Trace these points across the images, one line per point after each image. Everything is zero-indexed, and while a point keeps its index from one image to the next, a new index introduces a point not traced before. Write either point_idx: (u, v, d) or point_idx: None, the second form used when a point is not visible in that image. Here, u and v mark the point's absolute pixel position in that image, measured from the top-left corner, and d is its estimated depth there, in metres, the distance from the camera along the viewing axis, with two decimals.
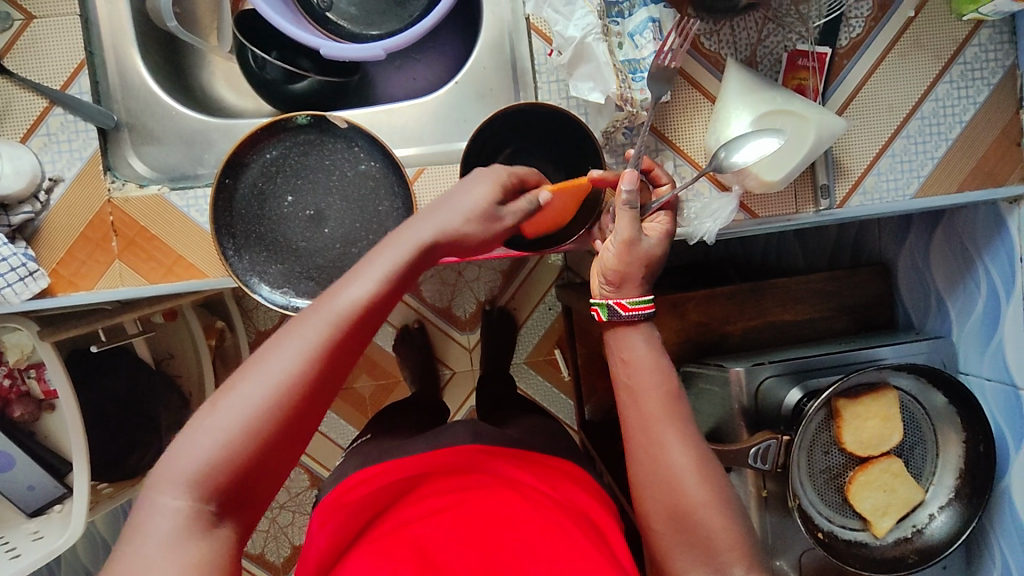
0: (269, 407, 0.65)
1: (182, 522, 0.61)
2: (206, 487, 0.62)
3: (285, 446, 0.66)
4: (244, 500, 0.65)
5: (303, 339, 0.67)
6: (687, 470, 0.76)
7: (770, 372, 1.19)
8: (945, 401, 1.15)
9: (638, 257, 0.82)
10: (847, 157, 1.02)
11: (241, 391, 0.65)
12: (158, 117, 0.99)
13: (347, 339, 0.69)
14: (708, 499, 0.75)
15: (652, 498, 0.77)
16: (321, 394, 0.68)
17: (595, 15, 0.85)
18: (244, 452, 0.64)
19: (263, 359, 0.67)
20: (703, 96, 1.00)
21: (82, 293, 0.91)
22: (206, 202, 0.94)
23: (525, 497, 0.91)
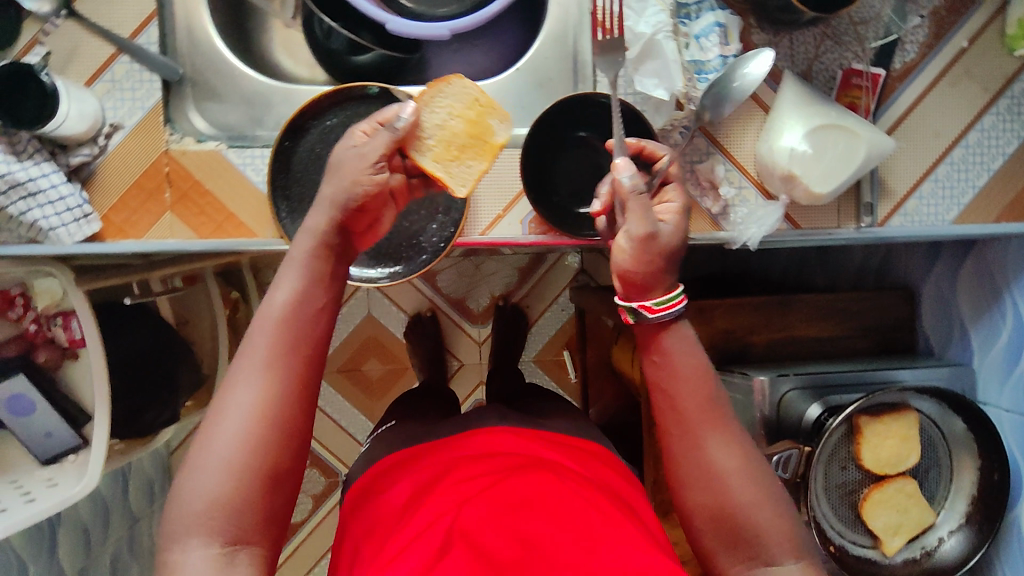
0: (249, 443, 0.68)
1: (206, 563, 0.65)
2: (215, 530, 0.66)
3: (275, 472, 0.69)
4: (261, 527, 0.68)
5: (258, 370, 0.69)
6: (732, 471, 0.75)
7: (792, 385, 1.21)
8: (964, 428, 1.17)
9: (659, 250, 0.76)
10: (891, 177, 1.03)
11: (215, 436, 0.68)
12: (223, 77, 1.00)
13: (296, 352, 0.71)
14: (756, 498, 0.75)
15: (694, 493, 0.77)
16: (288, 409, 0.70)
17: (666, 13, 0.88)
18: (237, 486, 0.67)
19: (228, 399, 0.69)
20: (757, 104, 1.00)
21: (130, 241, 0.91)
22: (262, 163, 0.94)
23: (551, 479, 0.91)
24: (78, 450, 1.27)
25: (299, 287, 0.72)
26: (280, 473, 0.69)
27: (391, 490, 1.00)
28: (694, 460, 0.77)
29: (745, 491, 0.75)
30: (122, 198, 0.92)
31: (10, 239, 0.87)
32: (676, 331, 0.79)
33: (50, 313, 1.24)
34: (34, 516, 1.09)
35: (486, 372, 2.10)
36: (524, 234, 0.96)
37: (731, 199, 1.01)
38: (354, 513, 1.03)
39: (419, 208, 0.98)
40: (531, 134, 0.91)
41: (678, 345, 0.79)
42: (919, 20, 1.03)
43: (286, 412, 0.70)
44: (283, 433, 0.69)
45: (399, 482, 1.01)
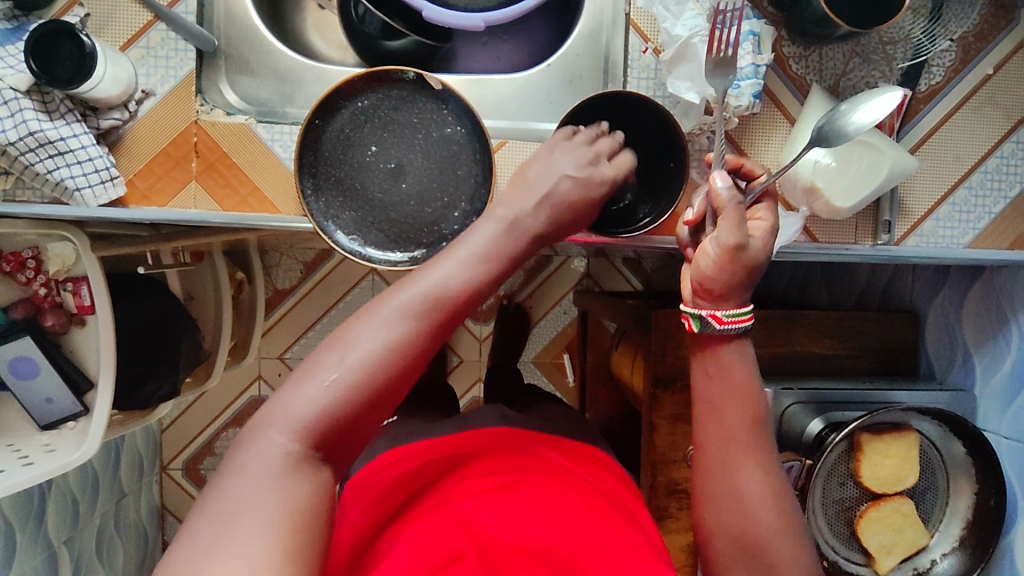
0: (362, 382, 0.68)
1: (285, 461, 0.65)
2: (310, 435, 0.66)
3: (368, 419, 0.70)
4: (343, 453, 0.69)
5: (396, 320, 0.71)
6: (761, 497, 0.77)
7: (794, 399, 1.22)
8: (963, 451, 1.17)
9: (742, 264, 0.79)
10: (910, 198, 1.04)
11: (336, 363, 0.69)
12: (257, 52, 1.02)
13: (436, 321, 0.72)
14: (780, 527, 0.77)
15: (718, 511, 0.78)
16: (409, 368, 0.72)
17: (703, 17, 0.89)
18: (343, 409, 0.68)
19: (362, 329, 0.71)
20: (783, 116, 1.01)
21: (154, 208, 0.91)
22: (290, 139, 0.95)
23: (557, 485, 0.91)
24: (77, 417, 1.26)
25: (465, 277, 0.75)
26: (375, 414, 0.70)
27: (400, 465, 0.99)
28: (726, 478, 0.78)
29: (769, 516, 0.77)
30: (148, 165, 0.92)
31: (35, 196, 0.89)
32: (729, 350, 0.81)
33: (60, 278, 1.23)
34: (34, 478, 1.09)
35: (485, 369, 2.10)
36: None
37: None
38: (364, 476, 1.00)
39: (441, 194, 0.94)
40: (557, 131, 0.92)
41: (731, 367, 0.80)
42: (948, 43, 1.04)
43: (404, 367, 0.71)
44: (395, 385, 0.70)
45: (414, 460, 0.99)
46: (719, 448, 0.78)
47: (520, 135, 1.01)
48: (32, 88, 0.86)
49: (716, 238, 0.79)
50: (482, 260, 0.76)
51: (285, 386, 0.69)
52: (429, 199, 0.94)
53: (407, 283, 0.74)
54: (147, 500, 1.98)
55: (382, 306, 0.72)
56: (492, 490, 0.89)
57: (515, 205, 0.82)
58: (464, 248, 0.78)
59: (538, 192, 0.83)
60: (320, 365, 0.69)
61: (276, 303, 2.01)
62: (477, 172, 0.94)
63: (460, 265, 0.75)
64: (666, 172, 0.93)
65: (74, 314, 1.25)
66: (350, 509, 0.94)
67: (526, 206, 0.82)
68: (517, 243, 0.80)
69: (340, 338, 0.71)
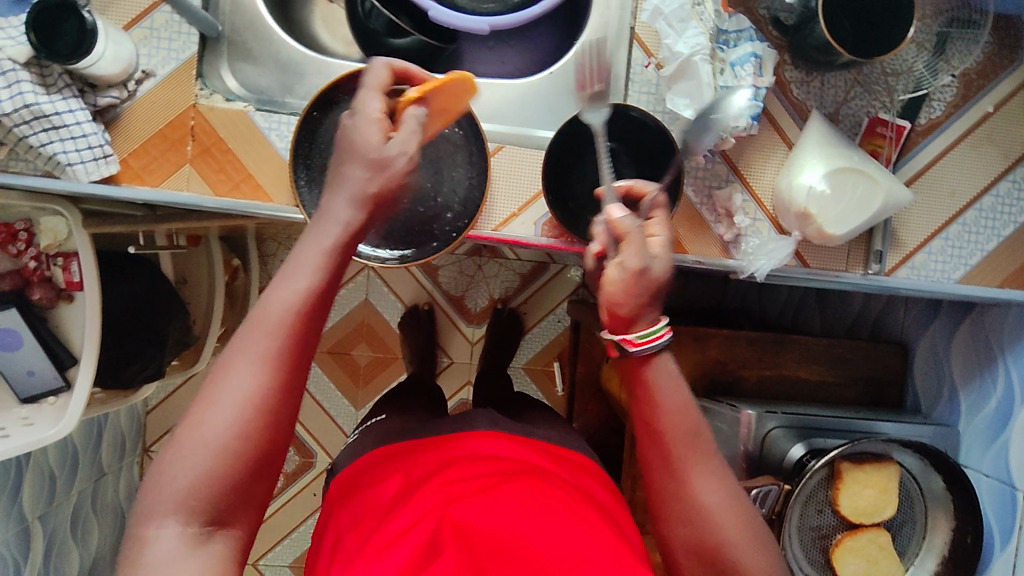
0: (240, 434, 0.65)
1: (179, 542, 0.63)
2: (195, 507, 0.64)
3: (261, 466, 0.67)
4: (244, 508, 0.67)
5: (251, 358, 0.66)
6: (719, 508, 0.73)
7: (777, 423, 1.21)
8: (943, 486, 1.16)
9: (649, 283, 0.71)
10: (904, 229, 1.04)
11: (203, 420, 0.64)
12: (261, 39, 1.02)
13: (295, 345, 0.67)
14: (745, 537, 0.73)
15: (679, 528, 0.75)
16: (286, 402, 0.68)
17: (705, 36, 0.89)
18: (228, 469, 0.65)
19: (216, 383, 0.66)
20: (781, 139, 1.01)
21: (147, 188, 0.91)
22: (288, 129, 0.95)
23: (544, 487, 0.90)
24: (58, 393, 1.25)
25: (313, 278, 0.68)
26: (270, 460, 0.67)
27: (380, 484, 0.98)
28: (680, 494, 0.75)
29: (735, 529, 0.73)
30: (144, 146, 0.92)
31: (27, 169, 0.89)
32: (657, 367, 0.75)
33: (51, 252, 1.23)
34: (9, 451, 1.09)
35: (474, 373, 2.09)
36: (535, 236, 0.97)
37: (744, 228, 1.00)
38: (346, 494, 1.03)
39: (436, 195, 0.95)
40: (555, 140, 0.92)
41: (655, 382, 0.76)
42: (950, 79, 1.04)
43: (279, 406, 0.66)
44: (278, 421, 0.67)
45: (393, 472, 1.00)
46: (668, 465, 0.75)
47: (519, 141, 1.00)
48: (31, 61, 0.85)
49: (619, 258, 0.71)
50: (324, 253, 0.68)
51: (160, 466, 0.65)
52: (422, 198, 0.94)
53: (256, 313, 0.67)
54: (126, 482, 1.97)
55: (238, 348, 0.66)
56: (456, 499, 0.88)
57: (337, 211, 0.69)
58: (299, 261, 0.69)
59: (354, 143, 0.70)
60: (186, 430, 0.65)
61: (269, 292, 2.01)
62: (472, 175, 0.95)
63: (298, 280, 0.67)
64: (660, 187, 0.93)
65: (62, 290, 1.25)
66: (336, 525, 0.97)
67: (366, 143, 0.70)
68: (347, 224, 0.70)
69: (199, 394, 0.66)
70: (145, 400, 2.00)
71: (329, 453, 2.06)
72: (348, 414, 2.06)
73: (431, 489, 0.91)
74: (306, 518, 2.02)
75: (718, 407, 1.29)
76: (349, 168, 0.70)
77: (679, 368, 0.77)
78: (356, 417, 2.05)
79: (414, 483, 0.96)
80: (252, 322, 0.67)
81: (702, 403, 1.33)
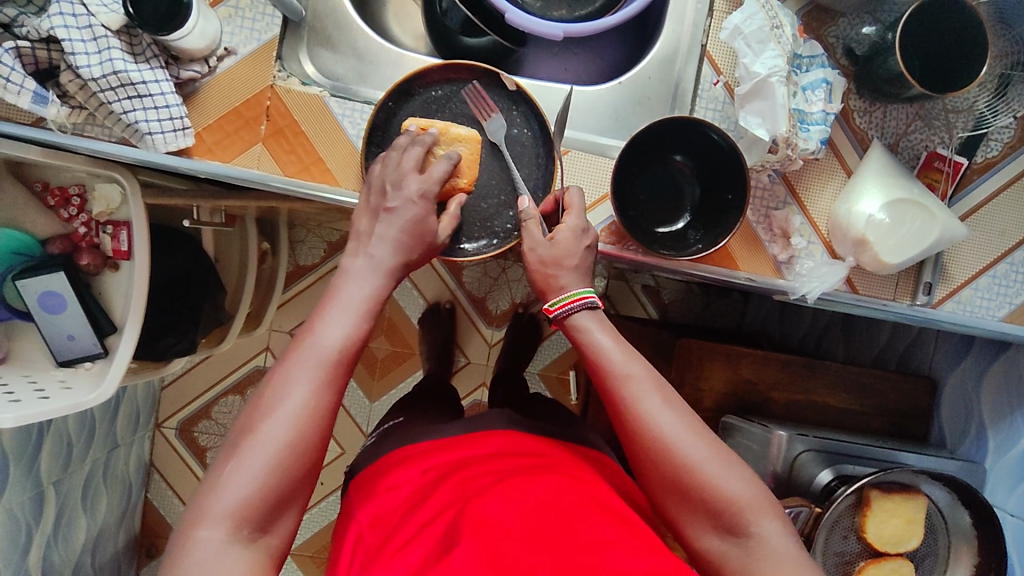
0: (289, 447, 0.73)
1: (224, 543, 0.71)
2: (244, 514, 0.71)
3: (304, 475, 0.75)
4: (282, 514, 0.75)
5: (302, 381, 0.75)
6: (690, 444, 0.79)
7: (806, 446, 1.21)
8: (970, 522, 1.17)
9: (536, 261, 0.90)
10: (953, 264, 1.06)
11: (259, 436, 0.73)
12: (340, 28, 1.04)
13: (340, 375, 0.78)
14: (724, 470, 0.79)
15: (662, 477, 0.81)
16: (329, 420, 0.77)
17: (784, 58, 0.89)
18: (279, 480, 0.73)
19: (269, 403, 0.75)
20: (841, 166, 1.02)
21: (219, 164, 0.92)
22: (361, 117, 0.96)
23: (567, 483, 0.88)
24: (95, 359, 1.26)
25: (359, 310, 0.80)
26: (311, 472, 0.77)
27: (389, 480, 1.00)
28: (650, 442, 0.80)
29: (712, 462, 0.79)
30: (219, 121, 0.93)
31: (104, 135, 0.91)
32: (580, 325, 0.87)
33: (102, 220, 1.21)
34: (50, 412, 1.10)
35: (490, 374, 2.09)
36: None
37: (799, 251, 1.02)
38: (362, 496, 1.01)
39: (499, 193, 0.98)
40: (625, 149, 0.92)
41: (591, 339, 0.86)
42: (1010, 121, 1.05)
43: (324, 425, 0.76)
44: (321, 439, 0.76)
45: (405, 472, 1.00)
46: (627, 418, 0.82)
47: (587, 147, 1.02)
48: (122, 29, 0.87)
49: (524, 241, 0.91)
50: (369, 291, 0.82)
51: (209, 479, 0.73)
52: (487, 195, 0.97)
53: (304, 342, 0.78)
54: (137, 455, 1.97)
55: (290, 373, 0.76)
56: (458, 483, 0.91)
57: (376, 261, 0.83)
58: (343, 300, 0.81)
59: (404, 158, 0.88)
60: (243, 445, 0.73)
61: (295, 278, 2.02)
62: (538, 176, 0.98)
63: (347, 315, 0.79)
64: (723, 204, 0.95)
65: (109, 257, 1.25)
66: (352, 527, 0.95)
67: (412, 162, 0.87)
68: (390, 274, 0.84)
69: (246, 415, 0.75)
70: (163, 376, 2.00)
71: (340, 443, 2.06)
72: (363, 406, 2.06)
73: (447, 487, 0.91)
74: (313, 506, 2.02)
75: (746, 425, 1.30)
76: (359, 223, 0.86)
77: (605, 319, 0.88)
78: (370, 409, 2.06)
79: (418, 477, 0.98)
80: (297, 354, 0.77)
81: (731, 421, 1.33)
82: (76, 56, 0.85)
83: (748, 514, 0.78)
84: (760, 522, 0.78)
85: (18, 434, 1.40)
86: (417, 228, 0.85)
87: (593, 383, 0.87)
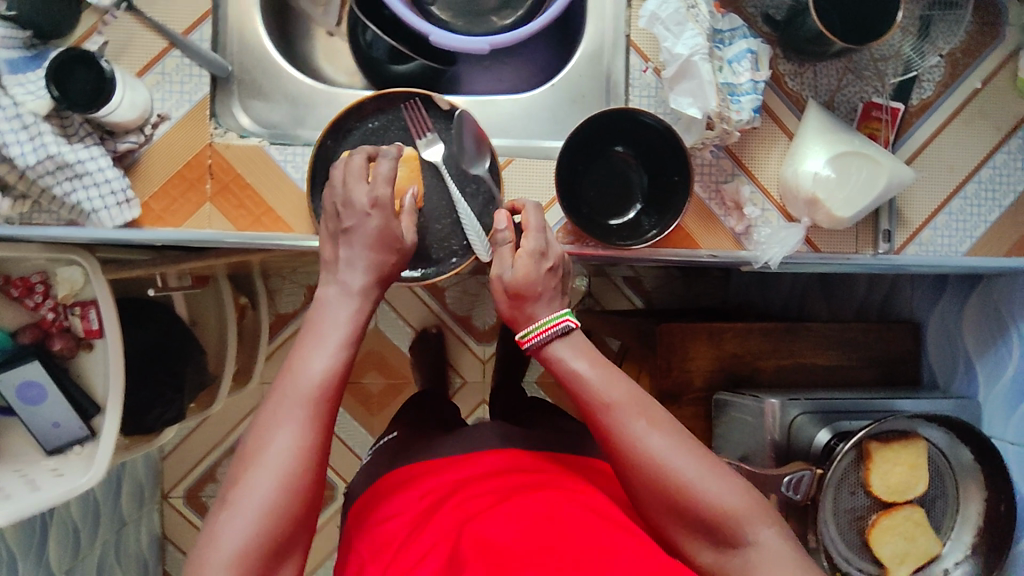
0: (284, 489, 0.74)
1: None
2: (245, 565, 0.71)
3: (301, 516, 0.75)
4: (284, 561, 0.75)
5: (289, 421, 0.76)
6: (684, 463, 0.80)
7: (800, 409, 1.22)
8: (972, 458, 1.18)
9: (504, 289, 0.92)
10: (908, 207, 1.07)
11: (252, 481, 0.73)
12: (269, 76, 1.04)
13: (327, 410, 0.79)
14: (720, 483, 0.80)
15: (657, 496, 0.81)
16: (323, 456, 0.78)
17: (703, 37, 0.91)
18: (279, 524, 0.73)
19: (259, 447, 0.75)
20: (781, 130, 1.04)
21: (170, 228, 0.92)
22: (303, 161, 0.97)
23: (563, 496, 0.87)
24: (84, 442, 1.26)
25: (339, 347, 0.82)
26: (310, 515, 0.76)
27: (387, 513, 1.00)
28: (643, 463, 0.81)
29: (706, 476, 0.80)
30: (165, 187, 0.94)
31: (52, 220, 0.91)
32: (555, 353, 0.88)
33: (68, 303, 1.22)
34: (44, 504, 1.08)
35: (488, 390, 2.09)
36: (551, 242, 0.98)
37: (754, 220, 1.03)
38: (361, 525, 1.04)
39: (450, 213, 0.98)
40: (567, 143, 0.94)
41: (565, 365, 0.87)
42: (937, 60, 1.07)
43: (316, 462, 0.76)
44: (315, 476, 0.76)
45: (403, 500, 1.00)
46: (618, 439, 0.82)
47: (530, 152, 1.03)
48: (52, 113, 0.88)
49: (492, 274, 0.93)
50: (348, 327, 0.84)
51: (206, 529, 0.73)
52: (438, 216, 0.98)
53: (289, 382, 0.79)
54: (149, 529, 1.95)
55: (277, 415, 0.77)
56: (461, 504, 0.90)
57: (349, 298, 0.85)
58: (322, 338, 0.82)
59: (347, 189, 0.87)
60: (237, 492, 0.73)
61: (278, 327, 2.01)
62: (485, 191, 0.98)
63: (327, 352, 0.80)
64: (671, 186, 0.96)
65: (81, 338, 1.25)
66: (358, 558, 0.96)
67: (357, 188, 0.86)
68: (362, 303, 0.86)
69: (237, 458, 0.76)
70: (162, 446, 1.99)
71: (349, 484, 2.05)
72: (366, 443, 2.05)
73: (443, 512, 0.90)
74: (332, 551, 2.01)
75: (740, 398, 1.30)
76: (326, 252, 0.88)
77: (582, 341, 0.89)
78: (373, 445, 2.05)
79: (415, 504, 0.99)
80: (283, 396, 0.78)
81: (724, 398, 1.34)
82: (10, 147, 0.85)
83: (744, 521, 0.79)
84: (757, 528, 0.79)
85: (20, 529, 1.39)
86: (383, 235, 0.86)
87: (576, 407, 0.88)
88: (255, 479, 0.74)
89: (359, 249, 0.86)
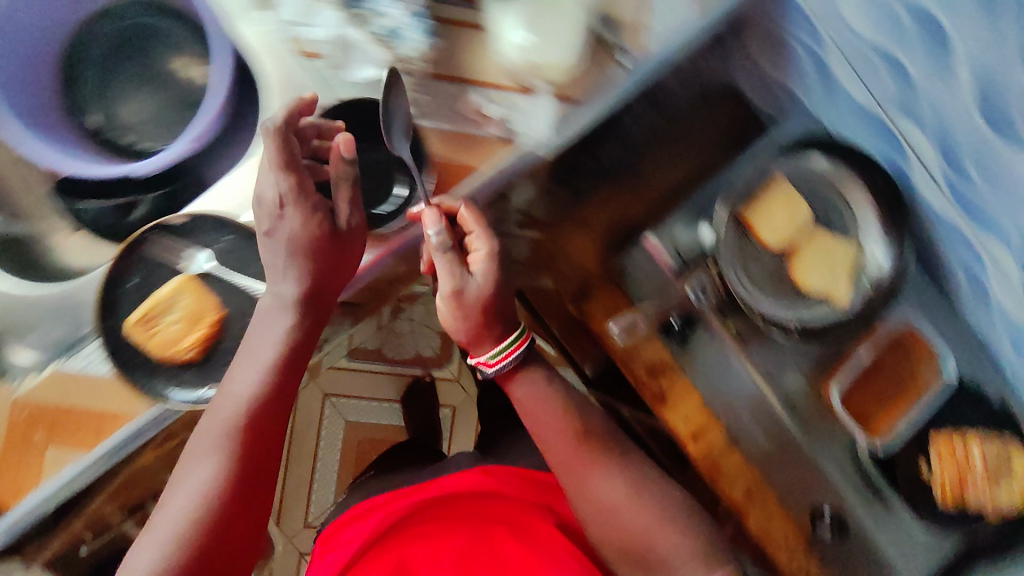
0: (198, 516, 0.86)
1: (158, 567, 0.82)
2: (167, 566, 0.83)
3: (220, 541, 0.87)
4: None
5: (203, 452, 0.89)
6: (619, 509, 1.07)
7: (677, 224, 1.42)
8: (828, 161, 1.33)
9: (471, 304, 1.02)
10: (618, 9, 1.02)
11: (174, 503, 0.88)
12: (19, 312, 0.99)
13: (239, 438, 0.90)
14: (654, 531, 1.05)
15: (600, 531, 1.08)
16: (241, 479, 0.90)
17: (337, 11, 0.99)
18: (194, 548, 0.84)
19: (183, 478, 0.89)
20: (470, 27, 1.01)
21: (30, 495, 0.89)
22: (97, 355, 0.97)
23: (510, 541, 1.16)
24: None
25: (259, 378, 0.92)
26: (228, 544, 0.88)
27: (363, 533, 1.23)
28: (585, 502, 1.09)
29: (642, 525, 1.05)
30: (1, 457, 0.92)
31: None
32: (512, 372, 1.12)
33: None
34: None
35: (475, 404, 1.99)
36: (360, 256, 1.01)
37: (507, 117, 1.01)
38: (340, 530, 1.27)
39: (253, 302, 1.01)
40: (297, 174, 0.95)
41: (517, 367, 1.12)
42: None
43: (230, 493, 0.88)
44: (230, 501, 0.88)
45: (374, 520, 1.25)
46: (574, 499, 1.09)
47: None
48: None
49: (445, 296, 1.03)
50: (263, 364, 0.92)
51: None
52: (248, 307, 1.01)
53: (212, 412, 0.91)
54: None
55: (197, 447, 0.90)
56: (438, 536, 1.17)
57: (265, 334, 0.93)
58: (242, 365, 0.93)
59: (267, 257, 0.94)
60: (161, 505, 0.89)
61: None
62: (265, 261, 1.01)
63: (251, 376, 0.92)
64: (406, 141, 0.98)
65: None
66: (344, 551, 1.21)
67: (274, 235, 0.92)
68: (290, 330, 0.94)
69: (169, 504, 0.89)
70: None
71: None
72: None
73: (391, 544, 1.16)
74: None
75: None
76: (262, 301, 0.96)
77: (487, 290, 1.03)
78: None
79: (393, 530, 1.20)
80: (200, 432, 0.91)
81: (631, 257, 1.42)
82: None
83: (644, 541, 1.05)
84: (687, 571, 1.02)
85: None
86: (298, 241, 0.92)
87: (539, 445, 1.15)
88: (186, 517, 0.86)
89: (284, 258, 0.92)
